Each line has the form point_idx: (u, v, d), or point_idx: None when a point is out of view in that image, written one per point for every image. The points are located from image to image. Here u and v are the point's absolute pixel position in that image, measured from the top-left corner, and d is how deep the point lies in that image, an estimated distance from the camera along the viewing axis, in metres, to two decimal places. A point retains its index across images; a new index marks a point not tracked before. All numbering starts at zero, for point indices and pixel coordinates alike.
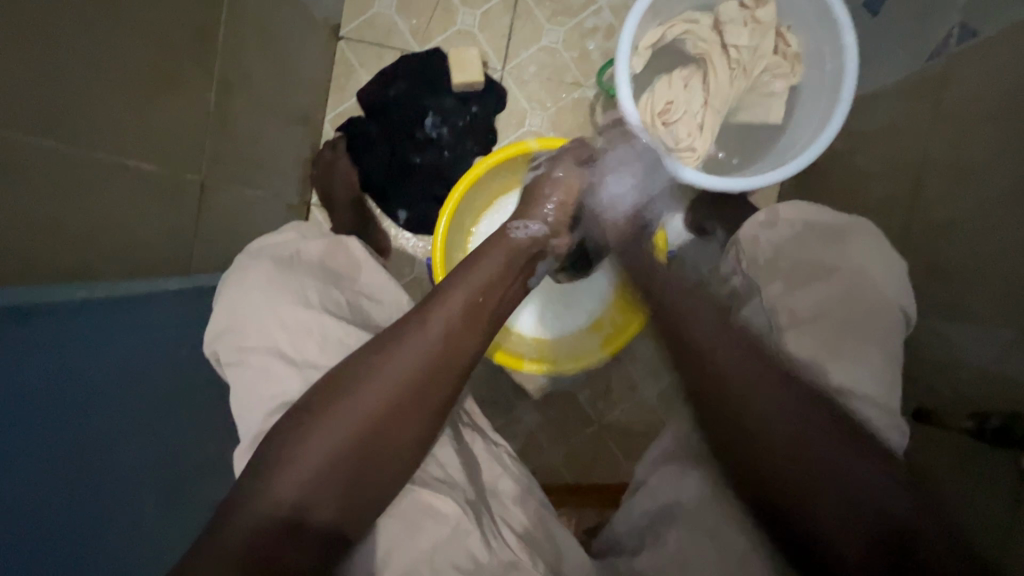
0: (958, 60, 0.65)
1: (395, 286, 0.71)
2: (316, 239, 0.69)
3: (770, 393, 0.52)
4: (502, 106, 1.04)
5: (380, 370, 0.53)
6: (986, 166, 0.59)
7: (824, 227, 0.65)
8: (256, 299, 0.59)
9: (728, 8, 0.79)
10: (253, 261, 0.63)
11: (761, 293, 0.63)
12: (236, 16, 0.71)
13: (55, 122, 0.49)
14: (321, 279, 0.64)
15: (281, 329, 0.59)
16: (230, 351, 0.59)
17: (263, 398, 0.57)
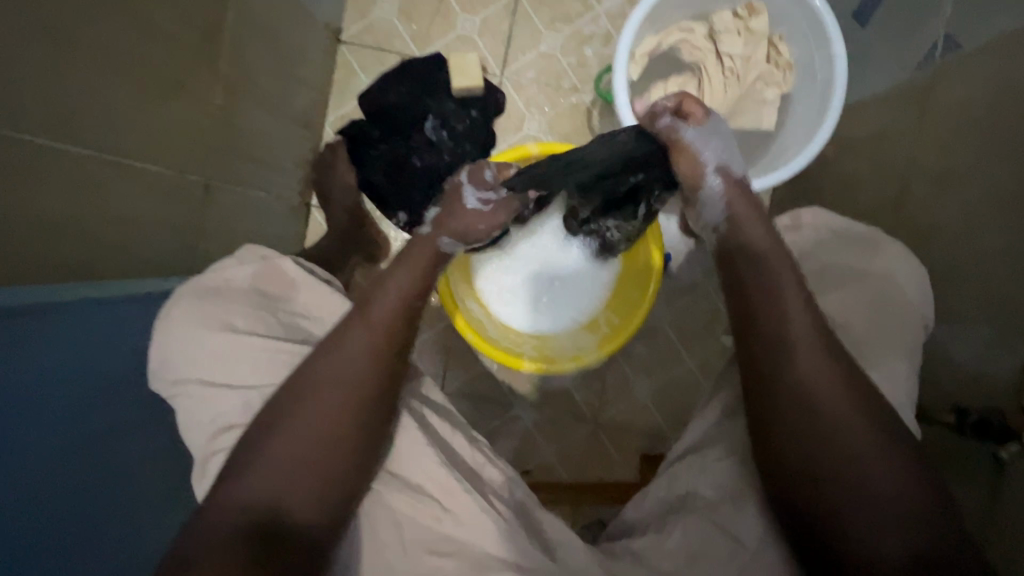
0: (943, 70, 0.68)
1: (335, 299, 0.65)
2: (249, 262, 0.64)
3: (802, 375, 0.53)
4: (501, 110, 1.06)
5: (327, 369, 0.54)
6: (969, 174, 0.61)
7: (849, 236, 0.66)
8: (180, 331, 0.58)
9: (722, 18, 0.82)
10: (179, 293, 0.60)
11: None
12: (241, 20, 0.72)
13: (61, 125, 0.50)
14: (251, 306, 0.61)
15: (205, 359, 0.57)
16: (166, 385, 0.57)
17: (205, 427, 0.56)
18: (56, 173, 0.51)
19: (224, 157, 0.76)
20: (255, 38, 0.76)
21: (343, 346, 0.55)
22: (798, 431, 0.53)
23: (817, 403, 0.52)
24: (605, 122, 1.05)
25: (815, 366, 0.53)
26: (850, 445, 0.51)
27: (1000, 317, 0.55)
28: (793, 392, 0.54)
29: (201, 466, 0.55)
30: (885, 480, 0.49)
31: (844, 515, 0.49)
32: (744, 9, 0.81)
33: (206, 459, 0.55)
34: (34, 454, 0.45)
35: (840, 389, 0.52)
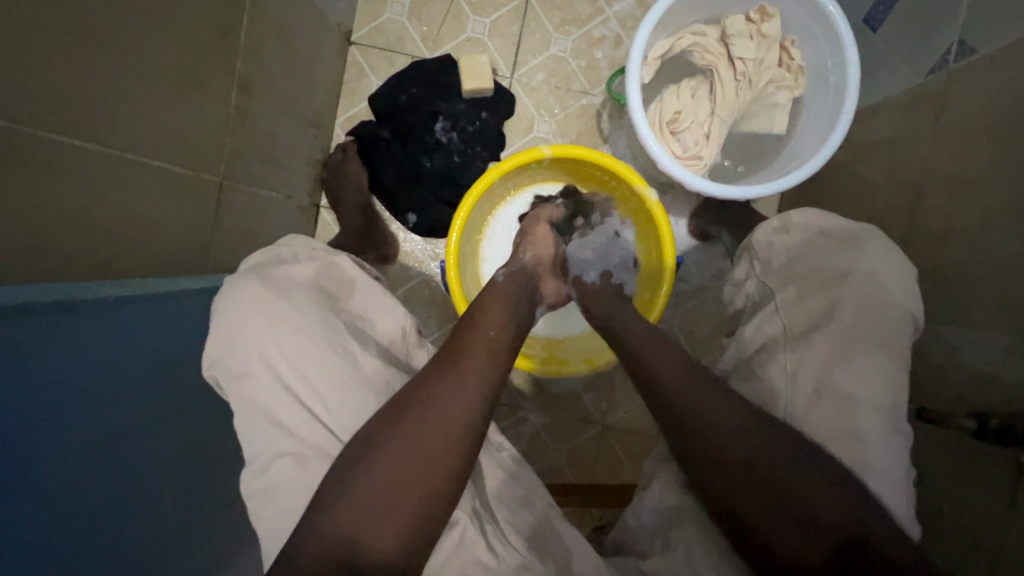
0: (957, 76, 0.68)
1: (389, 300, 0.69)
2: (307, 260, 0.65)
3: (720, 411, 0.58)
4: (510, 113, 1.06)
5: (437, 397, 0.56)
6: (985, 179, 0.61)
7: (836, 234, 0.66)
8: (258, 324, 0.57)
9: (735, 21, 0.82)
10: (246, 282, 0.60)
11: (773, 300, 0.65)
12: (257, 20, 0.72)
13: (80, 123, 0.50)
14: (319, 302, 0.61)
15: (281, 358, 0.56)
16: (232, 376, 0.56)
17: (256, 424, 0.55)
18: (79, 170, 0.51)
19: (238, 158, 0.76)
20: (269, 40, 0.76)
21: (452, 375, 0.58)
22: (710, 455, 0.57)
23: (701, 440, 0.57)
24: (615, 126, 1.05)
25: (703, 410, 0.58)
26: (742, 468, 0.55)
27: (1017, 322, 0.55)
28: (697, 438, 0.58)
29: (264, 467, 0.55)
30: (799, 497, 0.52)
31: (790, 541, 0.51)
32: (757, 14, 0.81)
33: (270, 463, 0.55)
34: (73, 452, 0.45)
35: (718, 414, 0.58)
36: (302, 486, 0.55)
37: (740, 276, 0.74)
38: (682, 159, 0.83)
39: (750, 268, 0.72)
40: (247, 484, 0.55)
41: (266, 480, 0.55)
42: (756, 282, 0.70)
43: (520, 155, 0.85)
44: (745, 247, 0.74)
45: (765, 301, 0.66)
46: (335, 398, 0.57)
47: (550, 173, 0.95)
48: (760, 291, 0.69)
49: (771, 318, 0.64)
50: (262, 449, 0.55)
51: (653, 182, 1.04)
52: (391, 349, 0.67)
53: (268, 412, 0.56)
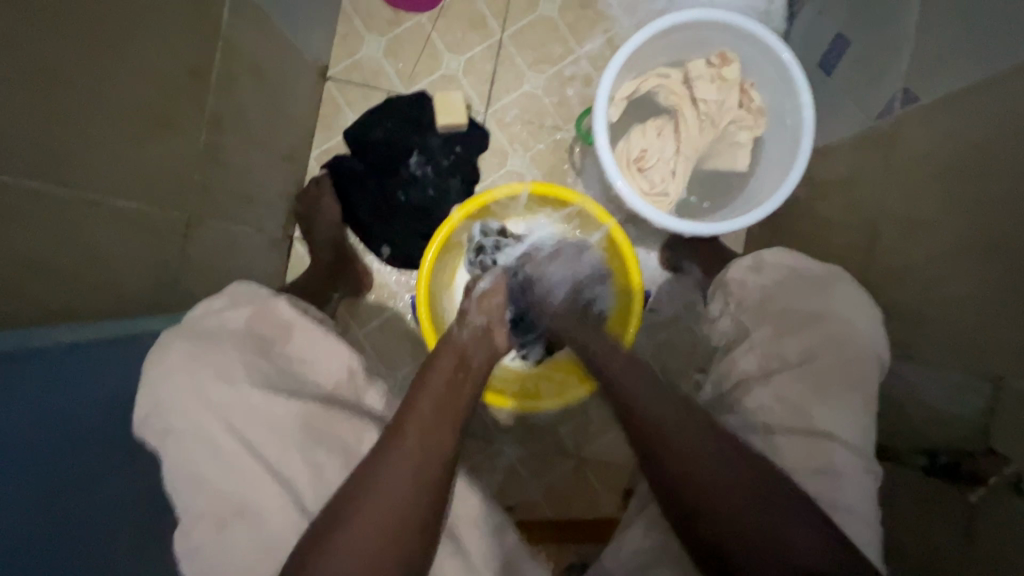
0: (903, 121, 0.72)
1: (331, 342, 0.68)
2: (243, 305, 0.65)
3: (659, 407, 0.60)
4: (485, 147, 1.08)
5: (357, 519, 0.50)
6: (928, 219, 0.64)
7: (809, 276, 0.68)
8: (179, 381, 0.56)
9: (696, 66, 0.85)
10: (174, 338, 0.59)
11: (750, 337, 0.67)
12: (229, 60, 0.73)
13: (44, 167, 0.50)
14: (250, 349, 0.61)
15: (208, 409, 0.56)
16: (155, 434, 0.56)
17: (188, 480, 0.55)
18: (43, 212, 0.51)
19: (207, 193, 0.76)
20: (242, 79, 0.77)
21: (400, 445, 0.56)
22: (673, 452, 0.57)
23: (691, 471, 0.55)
24: (587, 161, 1.08)
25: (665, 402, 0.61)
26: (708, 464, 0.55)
27: (969, 358, 0.56)
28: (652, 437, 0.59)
29: (189, 526, 0.54)
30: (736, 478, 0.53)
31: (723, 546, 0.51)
32: (717, 58, 0.85)
33: (194, 521, 0.54)
34: (21, 507, 0.44)
35: (691, 438, 0.57)
36: (229, 542, 0.54)
37: (715, 313, 0.75)
38: (649, 195, 0.86)
39: (724, 305, 0.73)
40: (179, 545, 0.54)
41: (194, 541, 0.54)
42: (732, 319, 0.71)
43: (475, 201, 0.87)
44: (719, 284, 0.76)
45: (740, 339, 0.68)
46: (260, 445, 0.57)
47: (520, 207, 0.95)
48: (735, 329, 0.70)
49: (749, 356, 0.66)
50: (189, 505, 0.55)
51: (626, 214, 1.06)
52: (336, 389, 0.66)
53: (195, 470, 0.55)
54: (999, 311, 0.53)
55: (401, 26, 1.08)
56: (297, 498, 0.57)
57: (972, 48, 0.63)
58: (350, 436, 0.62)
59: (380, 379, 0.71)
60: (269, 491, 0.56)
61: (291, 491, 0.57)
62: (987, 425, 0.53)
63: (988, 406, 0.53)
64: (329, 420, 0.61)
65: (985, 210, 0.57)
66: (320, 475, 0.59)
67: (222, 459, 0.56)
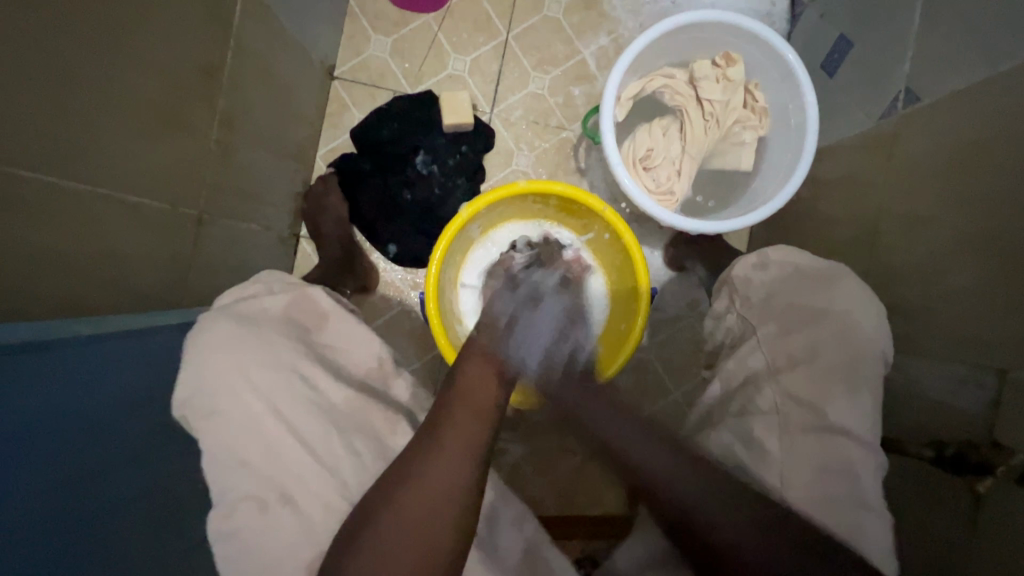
0: (905, 122, 0.73)
1: (363, 331, 0.70)
2: (280, 293, 0.67)
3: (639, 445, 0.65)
4: (490, 147, 1.09)
5: (417, 481, 0.55)
6: (931, 216, 0.65)
7: (814, 272, 0.69)
8: (224, 364, 0.57)
9: (701, 66, 0.86)
10: (217, 319, 0.60)
11: (756, 335, 0.68)
12: (240, 58, 0.74)
13: (61, 162, 0.51)
14: (289, 335, 0.63)
15: (253, 391, 0.57)
16: (196, 415, 0.56)
17: (231, 460, 0.55)
18: (58, 207, 0.52)
19: (217, 191, 0.77)
20: (251, 78, 0.78)
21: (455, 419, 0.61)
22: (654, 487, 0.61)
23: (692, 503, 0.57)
24: (591, 161, 1.09)
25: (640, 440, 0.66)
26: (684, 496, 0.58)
27: (973, 353, 0.57)
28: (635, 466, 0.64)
29: (230, 508, 0.54)
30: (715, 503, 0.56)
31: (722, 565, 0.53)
32: (721, 59, 0.86)
33: (236, 504, 0.54)
34: (43, 494, 0.44)
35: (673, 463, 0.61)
36: (269, 525, 0.54)
37: (721, 310, 0.76)
38: (655, 194, 0.87)
39: (730, 302, 0.74)
40: (213, 530, 0.54)
41: (233, 525, 0.53)
42: (737, 317, 0.72)
43: (483, 198, 0.88)
44: (725, 282, 0.77)
45: (746, 338, 0.69)
46: (307, 427, 0.58)
47: (524, 204, 0.96)
48: (740, 325, 0.71)
49: (753, 352, 0.67)
50: (230, 488, 0.54)
51: (630, 214, 1.07)
52: (367, 378, 0.68)
53: (239, 452, 0.55)
54: (1002, 307, 0.54)
55: (407, 26, 1.09)
56: (340, 480, 0.57)
57: (972, 48, 0.64)
58: (385, 426, 0.64)
59: (406, 370, 0.73)
60: (310, 473, 0.56)
61: (336, 472, 0.57)
62: (993, 419, 0.54)
63: (994, 399, 0.54)
64: (366, 407, 0.63)
65: (986, 208, 0.58)
66: (362, 457, 0.59)
67: (264, 440, 0.56)
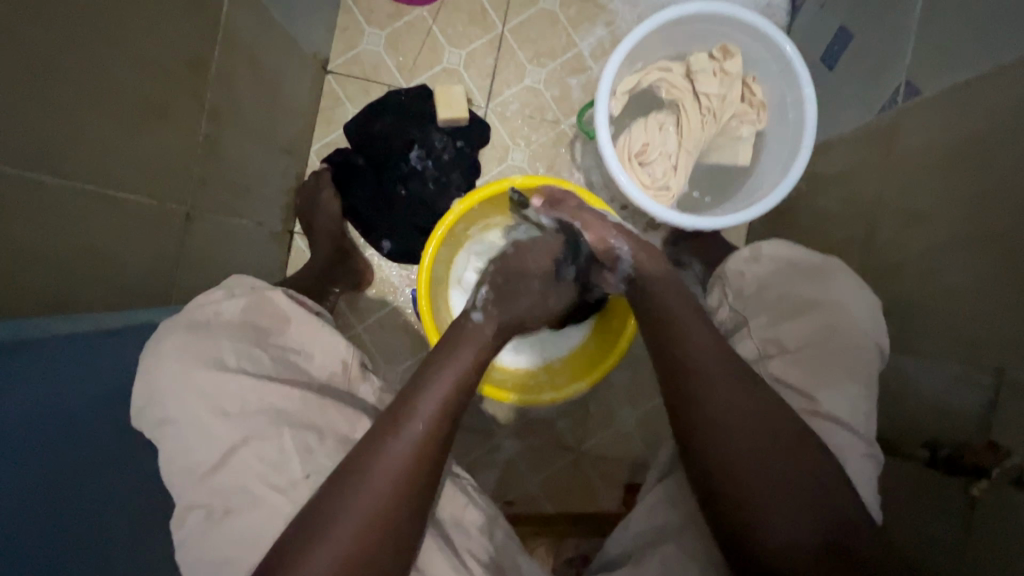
0: (904, 116, 0.71)
1: (328, 333, 0.68)
2: (239, 295, 0.65)
3: (702, 352, 0.60)
4: (485, 142, 1.08)
5: (378, 466, 0.52)
6: (930, 213, 0.64)
7: (806, 266, 0.68)
8: (172, 370, 0.57)
9: (698, 59, 0.85)
10: (170, 326, 0.60)
11: (748, 325, 0.66)
12: (229, 51, 0.73)
13: (44, 159, 0.51)
14: (243, 340, 0.61)
15: (198, 397, 0.56)
16: (151, 425, 0.56)
17: (184, 470, 0.55)
18: (39, 204, 0.51)
19: (206, 186, 0.76)
20: (241, 73, 0.77)
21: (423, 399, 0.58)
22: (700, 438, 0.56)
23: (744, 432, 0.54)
24: (587, 156, 1.07)
25: (716, 370, 0.58)
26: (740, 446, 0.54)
27: (969, 352, 0.56)
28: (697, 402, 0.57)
29: (182, 516, 0.55)
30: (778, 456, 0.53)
31: (728, 499, 0.53)
32: (719, 52, 0.85)
33: (189, 510, 0.55)
34: (20, 494, 0.44)
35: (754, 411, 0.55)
36: (219, 533, 0.54)
37: (713, 304, 0.74)
38: (650, 189, 0.86)
39: (721, 296, 0.73)
40: (174, 536, 0.55)
41: (186, 533, 0.54)
42: (727, 310, 0.71)
43: (476, 195, 0.86)
44: (717, 277, 0.75)
45: (737, 329, 0.68)
46: (253, 433, 0.56)
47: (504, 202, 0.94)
48: (732, 318, 0.70)
49: (744, 341, 0.66)
50: (184, 494, 0.55)
51: (626, 210, 1.06)
52: (331, 382, 0.66)
53: (188, 458, 0.55)
54: (1001, 305, 0.53)
55: (402, 19, 1.08)
56: (289, 485, 0.55)
57: (972, 40, 0.63)
58: (344, 427, 0.62)
59: (374, 373, 0.71)
60: (268, 483, 0.55)
61: (283, 478, 0.56)
62: (988, 419, 0.53)
63: (989, 398, 0.53)
64: (321, 410, 0.61)
65: (986, 204, 0.57)
66: (312, 463, 0.57)
67: (212, 446, 0.55)
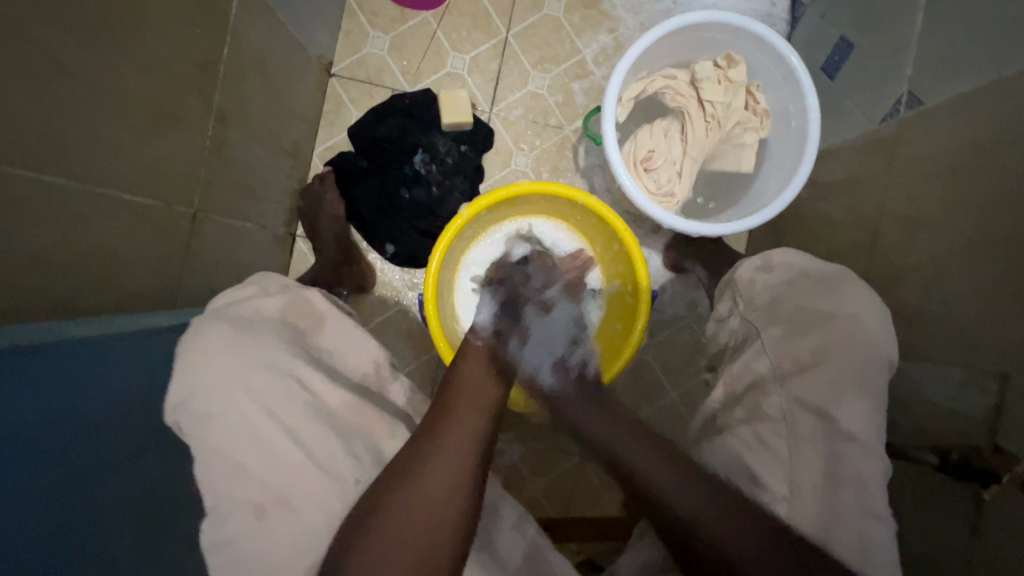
0: (907, 125, 0.73)
1: (360, 334, 0.70)
2: (275, 295, 0.67)
3: (646, 458, 0.63)
4: (489, 146, 1.08)
5: (422, 471, 0.54)
6: (933, 220, 0.65)
7: (817, 276, 0.69)
8: (219, 366, 0.56)
9: (703, 67, 0.86)
10: (212, 322, 0.59)
11: (761, 338, 0.67)
12: (236, 53, 0.72)
13: (53, 160, 0.50)
14: (284, 338, 0.62)
15: (247, 395, 0.55)
16: (191, 420, 0.54)
17: (228, 466, 0.53)
18: (50, 205, 0.51)
19: (212, 188, 0.75)
20: (248, 75, 0.77)
21: (458, 410, 0.61)
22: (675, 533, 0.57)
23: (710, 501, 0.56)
24: (591, 161, 1.08)
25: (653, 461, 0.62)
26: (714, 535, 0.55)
27: (973, 357, 0.57)
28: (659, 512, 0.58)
29: (223, 515, 0.52)
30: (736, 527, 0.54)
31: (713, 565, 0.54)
32: (723, 60, 0.86)
33: (230, 512, 0.52)
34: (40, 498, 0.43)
35: (700, 491, 0.58)
36: (265, 531, 0.52)
37: (724, 312, 0.77)
38: (656, 195, 0.86)
39: (733, 304, 0.75)
40: (206, 538, 0.52)
41: (228, 533, 0.51)
42: (741, 320, 0.73)
43: (484, 201, 0.87)
44: (729, 284, 0.77)
45: (750, 340, 0.69)
46: (300, 427, 0.57)
47: (523, 206, 0.96)
48: (744, 328, 0.71)
49: (758, 355, 0.66)
50: (223, 497, 0.52)
51: (630, 215, 1.07)
52: (364, 381, 0.68)
53: (233, 457, 0.53)
54: (1005, 312, 0.54)
55: (406, 23, 1.08)
56: (337, 483, 0.56)
57: (973, 52, 0.64)
58: (381, 428, 0.63)
59: (403, 374, 0.73)
60: (312, 478, 0.55)
61: (330, 473, 0.56)
62: (994, 423, 0.54)
63: (995, 403, 0.54)
64: (361, 412, 0.63)
65: (989, 212, 0.58)
66: (357, 462, 0.58)
67: (244, 447, 0.54)
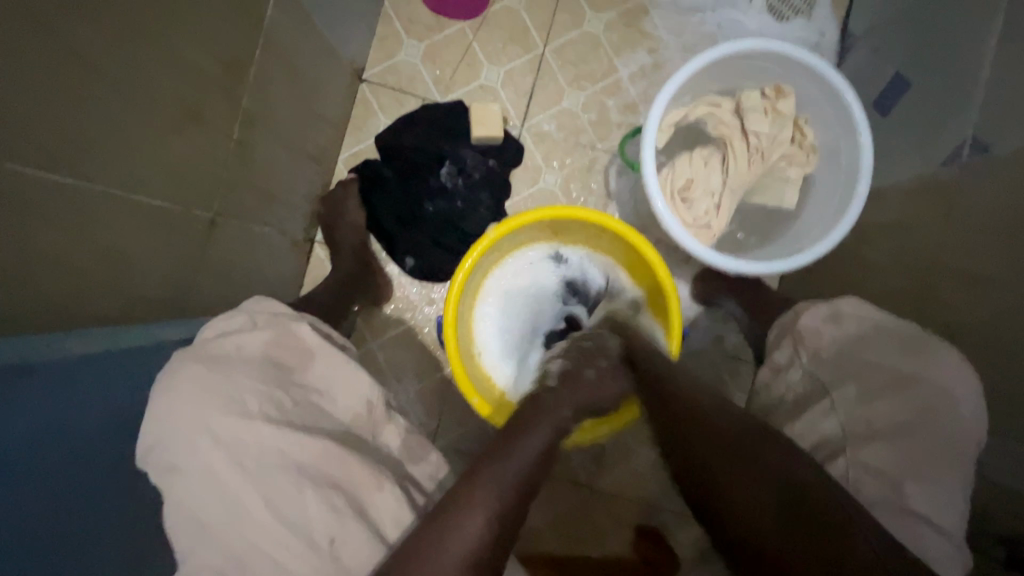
0: (969, 171, 0.68)
1: (351, 370, 0.64)
2: (262, 328, 0.61)
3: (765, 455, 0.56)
4: (518, 162, 1.04)
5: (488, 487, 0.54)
6: (996, 276, 0.60)
7: (901, 335, 0.62)
8: (184, 412, 0.51)
9: (750, 97, 0.82)
10: (186, 362, 0.54)
11: (829, 396, 0.62)
12: (267, 53, 0.70)
13: (67, 159, 0.47)
14: (265, 377, 0.57)
15: (216, 445, 0.51)
16: (159, 470, 0.51)
17: (194, 525, 0.50)
18: (61, 206, 0.48)
19: (233, 191, 0.72)
20: (277, 76, 0.74)
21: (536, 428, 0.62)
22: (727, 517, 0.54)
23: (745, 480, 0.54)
24: (622, 185, 1.04)
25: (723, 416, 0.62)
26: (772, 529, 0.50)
27: None
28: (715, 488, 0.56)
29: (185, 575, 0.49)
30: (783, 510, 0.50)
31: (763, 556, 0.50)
32: (772, 90, 0.82)
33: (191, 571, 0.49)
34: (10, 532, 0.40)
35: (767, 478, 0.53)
36: None
37: (782, 361, 0.71)
38: (692, 227, 0.82)
39: (794, 354, 0.69)
40: None
41: None
42: (803, 372, 0.67)
43: (511, 224, 0.84)
44: (791, 331, 0.72)
45: (816, 394, 0.64)
46: (271, 488, 0.51)
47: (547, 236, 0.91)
48: (809, 383, 0.66)
49: (824, 414, 0.61)
50: (189, 550, 0.50)
51: (660, 243, 1.03)
52: (352, 425, 0.61)
53: (197, 511, 0.50)
54: None
55: (441, 32, 1.06)
56: (308, 550, 0.50)
57: None
58: (367, 483, 0.56)
59: (399, 414, 0.66)
60: (276, 544, 0.49)
61: (302, 541, 0.50)
62: None
63: None
64: (344, 460, 0.55)
65: None
66: (337, 524, 0.52)
67: (222, 499, 0.50)
